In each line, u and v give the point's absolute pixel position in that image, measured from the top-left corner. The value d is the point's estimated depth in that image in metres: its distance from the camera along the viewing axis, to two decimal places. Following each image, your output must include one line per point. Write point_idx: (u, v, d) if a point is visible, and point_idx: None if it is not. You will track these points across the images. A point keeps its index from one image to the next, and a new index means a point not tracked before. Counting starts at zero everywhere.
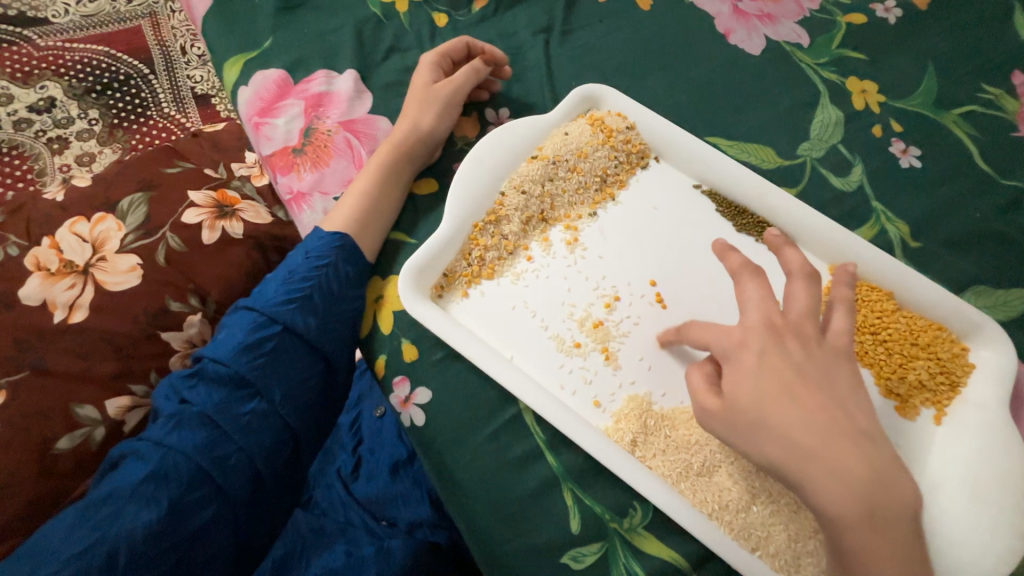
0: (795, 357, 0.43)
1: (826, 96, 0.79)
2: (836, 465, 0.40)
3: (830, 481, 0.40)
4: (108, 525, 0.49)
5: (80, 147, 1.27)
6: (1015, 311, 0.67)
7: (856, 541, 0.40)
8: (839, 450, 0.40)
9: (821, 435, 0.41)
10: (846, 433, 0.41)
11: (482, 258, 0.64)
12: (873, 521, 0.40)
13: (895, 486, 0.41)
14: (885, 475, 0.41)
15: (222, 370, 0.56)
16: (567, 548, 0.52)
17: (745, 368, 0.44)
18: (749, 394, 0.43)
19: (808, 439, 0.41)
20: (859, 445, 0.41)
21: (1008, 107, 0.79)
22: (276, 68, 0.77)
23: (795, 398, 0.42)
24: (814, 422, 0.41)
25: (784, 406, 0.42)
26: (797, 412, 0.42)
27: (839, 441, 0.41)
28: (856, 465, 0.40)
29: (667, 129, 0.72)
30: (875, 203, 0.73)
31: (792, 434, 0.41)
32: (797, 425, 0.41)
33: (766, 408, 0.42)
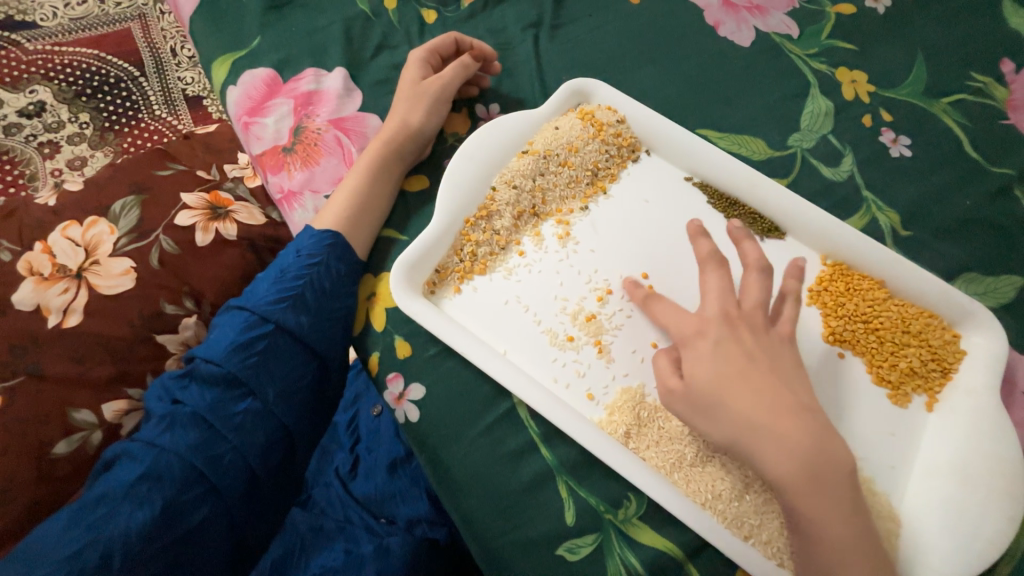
0: (747, 345, 0.48)
1: (816, 87, 0.80)
2: (781, 435, 0.44)
3: (777, 450, 0.43)
4: (102, 526, 0.49)
5: (71, 151, 1.27)
6: (1004, 297, 0.68)
7: (805, 506, 0.43)
8: (788, 424, 0.44)
9: (767, 411, 0.44)
10: (793, 408, 0.45)
11: (474, 254, 0.64)
12: (822, 489, 0.43)
13: (842, 458, 0.44)
14: (832, 447, 0.44)
15: (213, 370, 0.56)
16: (562, 541, 0.52)
17: (701, 353, 0.48)
18: (703, 377, 0.47)
19: (759, 415, 0.45)
20: (802, 417, 0.45)
21: (998, 95, 0.79)
22: (265, 67, 0.77)
23: (745, 377, 0.46)
24: (762, 399, 0.45)
25: (737, 385, 0.46)
26: (749, 392, 0.45)
27: (787, 417, 0.44)
28: (803, 439, 0.43)
29: (658, 122, 0.72)
30: (866, 193, 0.74)
31: (744, 412, 0.45)
32: (746, 404, 0.45)
33: (719, 390, 0.46)
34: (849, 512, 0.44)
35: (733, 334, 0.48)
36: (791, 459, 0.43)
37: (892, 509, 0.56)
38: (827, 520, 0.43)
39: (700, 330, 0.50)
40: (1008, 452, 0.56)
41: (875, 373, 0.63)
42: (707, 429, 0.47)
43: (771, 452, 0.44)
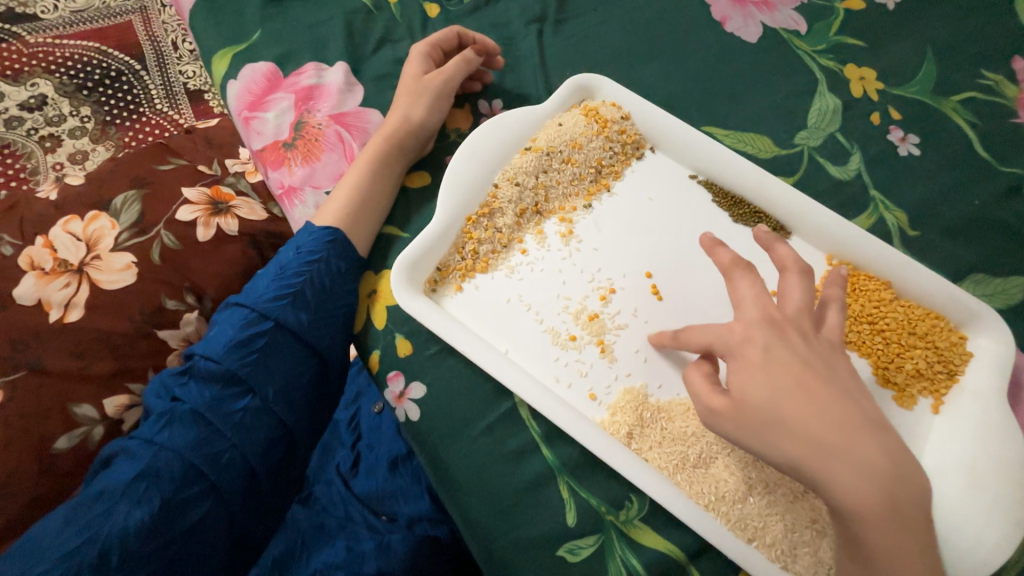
0: (799, 350, 0.42)
1: (823, 84, 0.78)
2: (850, 455, 0.38)
3: (845, 472, 0.38)
4: (100, 524, 0.49)
5: (72, 145, 1.26)
6: (1013, 299, 0.67)
7: (875, 533, 0.38)
8: (857, 442, 0.39)
9: (838, 429, 0.39)
10: (861, 423, 0.40)
11: (476, 252, 0.63)
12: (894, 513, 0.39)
13: (912, 477, 0.40)
14: (903, 465, 0.39)
15: (212, 368, 0.55)
16: (562, 541, 0.52)
17: (753, 365, 0.42)
18: (763, 389, 0.41)
19: (825, 433, 0.39)
20: (873, 434, 0.39)
21: (1008, 93, 0.78)
22: (266, 61, 0.76)
23: (806, 391, 0.40)
24: (826, 414, 0.40)
25: (797, 398, 0.40)
26: (818, 409, 0.40)
27: (857, 434, 0.39)
28: (879, 461, 0.38)
29: (662, 119, 0.71)
30: (873, 192, 0.73)
31: (808, 430, 0.39)
32: (815, 422, 0.39)
33: (783, 406, 0.40)
34: (923, 543, 0.39)
35: (781, 337, 0.42)
36: (866, 485, 0.38)
37: None
38: (900, 551, 0.38)
39: (747, 336, 0.43)
40: (1017, 455, 0.54)
41: (880, 375, 0.62)
42: (772, 452, 0.41)
43: (843, 477, 0.38)
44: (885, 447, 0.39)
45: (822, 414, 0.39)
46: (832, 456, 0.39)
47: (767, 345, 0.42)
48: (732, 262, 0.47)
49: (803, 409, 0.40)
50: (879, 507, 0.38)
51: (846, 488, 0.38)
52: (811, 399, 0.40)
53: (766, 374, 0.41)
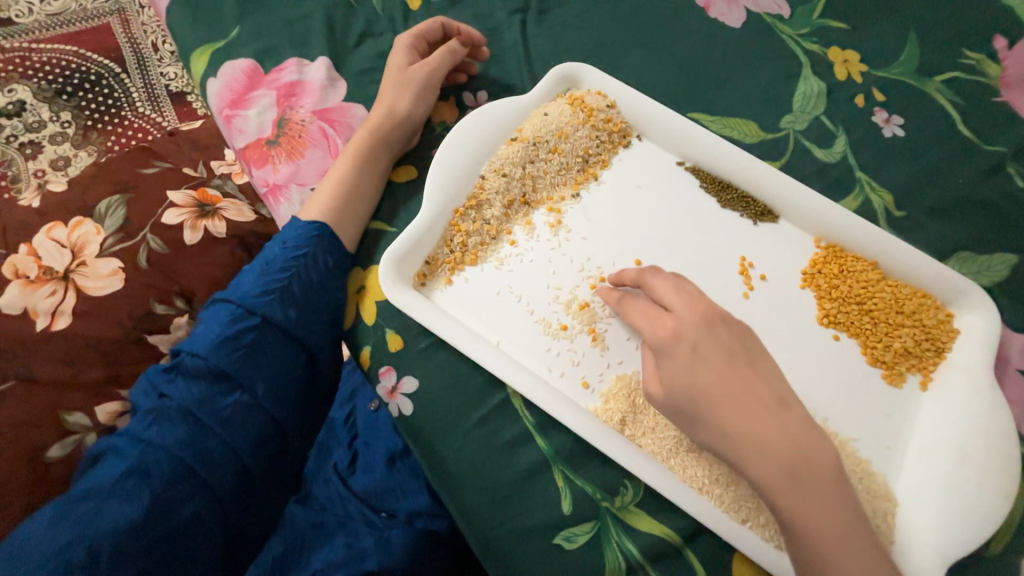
0: (721, 340, 0.47)
1: (808, 68, 0.79)
2: (758, 437, 0.43)
3: (754, 453, 0.43)
4: (88, 523, 0.48)
5: (53, 152, 1.24)
6: (998, 276, 0.68)
7: (788, 505, 0.42)
8: (763, 423, 0.43)
9: (745, 413, 0.44)
10: (765, 404, 0.44)
11: (465, 244, 0.63)
12: (804, 488, 0.42)
13: (825, 457, 0.43)
14: (814, 446, 0.43)
15: (199, 364, 0.55)
16: (559, 529, 0.52)
17: (675, 357, 0.48)
18: (681, 377, 0.47)
19: (734, 420, 0.44)
20: (777, 415, 0.44)
21: (990, 72, 0.78)
22: (246, 58, 0.75)
23: (723, 379, 0.45)
24: (736, 403, 0.44)
25: (711, 385, 0.45)
26: (730, 398, 0.44)
27: (764, 415, 0.44)
28: (779, 440, 0.43)
29: (648, 106, 0.71)
30: (859, 173, 0.73)
31: (720, 415, 0.45)
32: (728, 411, 0.44)
33: (695, 392, 0.46)
34: (847, 518, 0.41)
35: (711, 332, 0.47)
36: (772, 462, 0.42)
37: (887, 488, 0.57)
38: (819, 524, 0.41)
39: (677, 336, 0.48)
40: (1002, 429, 0.56)
41: (869, 354, 0.62)
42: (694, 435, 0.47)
43: (749, 456, 0.43)
44: (791, 429, 0.43)
45: (731, 403, 0.44)
46: (742, 440, 0.43)
47: (696, 343, 0.47)
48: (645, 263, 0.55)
49: (718, 399, 0.45)
50: (785, 483, 0.42)
51: (753, 466, 0.43)
52: (726, 389, 0.45)
53: (688, 370, 0.46)
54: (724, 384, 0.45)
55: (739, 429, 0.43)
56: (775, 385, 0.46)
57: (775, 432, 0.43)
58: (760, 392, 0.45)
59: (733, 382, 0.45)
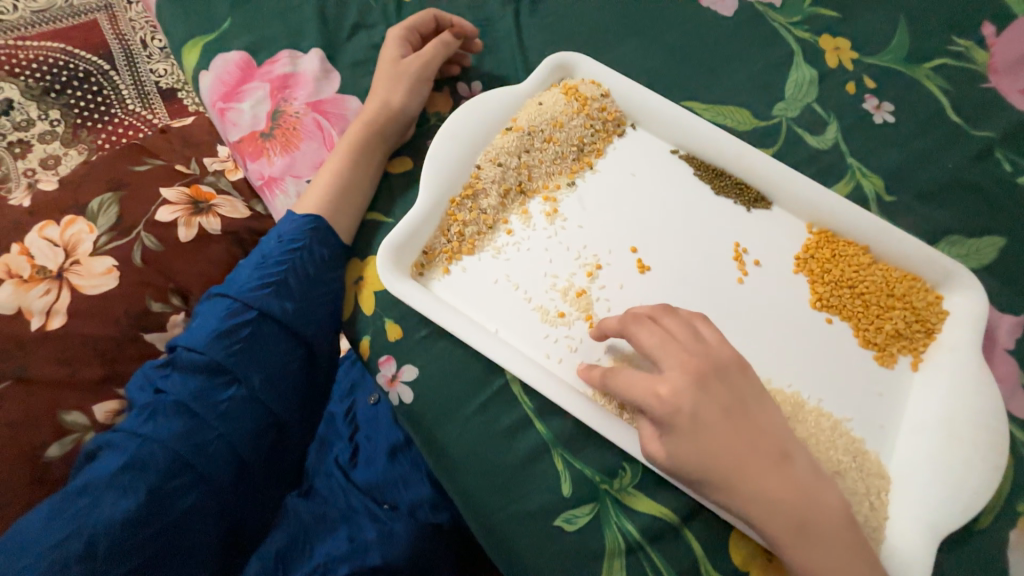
0: (719, 402, 0.46)
1: (799, 56, 0.79)
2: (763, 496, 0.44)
3: (759, 509, 0.44)
4: (85, 516, 0.49)
5: (43, 150, 1.23)
6: (986, 258, 0.69)
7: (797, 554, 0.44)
8: (769, 484, 0.44)
9: (756, 476, 0.44)
10: (771, 464, 0.45)
11: (462, 234, 0.63)
12: (810, 536, 0.44)
13: (827, 508, 0.45)
14: (816, 496, 0.45)
15: (195, 359, 0.55)
16: (559, 512, 0.53)
17: (680, 432, 0.45)
18: (690, 451, 0.45)
19: (741, 482, 0.44)
20: (782, 473, 0.45)
21: (979, 58, 0.79)
22: (238, 51, 0.74)
23: (727, 448, 0.45)
24: (743, 466, 0.44)
25: (717, 456, 0.44)
26: (741, 464, 0.44)
27: (770, 477, 0.45)
28: (786, 497, 0.44)
29: (642, 95, 0.71)
30: (850, 160, 0.74)
31: (730, 482, 0.44)
32: (737, 476, 0.44)
33: (703, 466, 0.44)
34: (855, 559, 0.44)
35: (706, 393, 0.45)
36: (783, 517, 0.44)
37: (880, 466, 0.58)
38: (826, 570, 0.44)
39: (676, 405, 0.45)
40: (990, 406, 0.57)
41: (861, 336, 0.64)
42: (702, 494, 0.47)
43: (759, 511, 0.44)
44: (795, 482, 0.45)
45: (743, 466, 0.44)
46: (755, 500, 0.44)
47: (693, 410, 0.45)
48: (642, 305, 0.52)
49: (730, 467, 0.44)
50: (794, 534, 0.44)
51: (765, 520, 0.45)
52: (734, 458, 0.44)
53: (693, 443, 0.45)
54: (734, 453, 0.44)
55: (754, 492, 0.44)
56: (774, 437, 0.46)
57: (783, 490, 0.44)
58: (763, 448, 0.46)
59: (739, 448, 0.45)
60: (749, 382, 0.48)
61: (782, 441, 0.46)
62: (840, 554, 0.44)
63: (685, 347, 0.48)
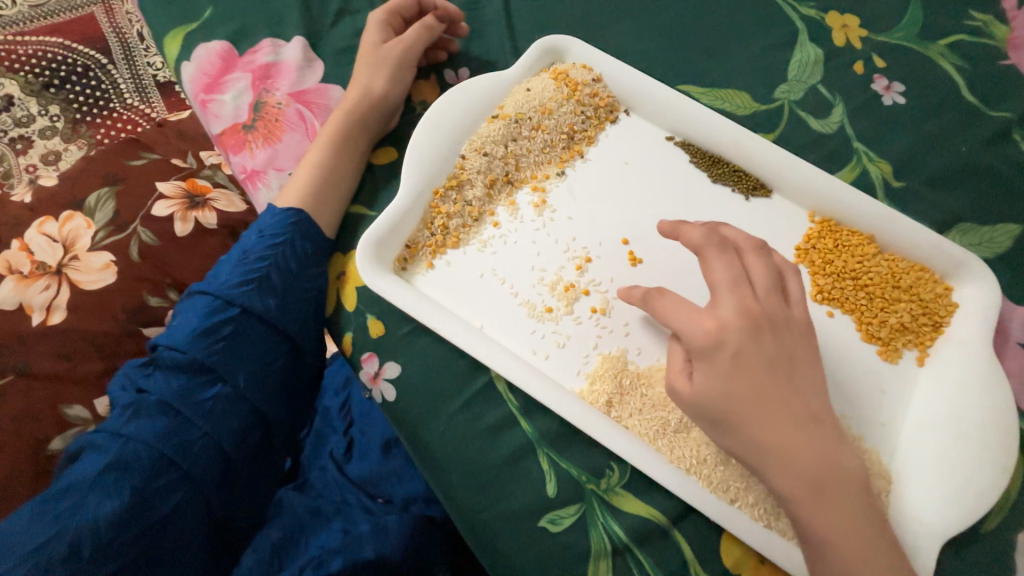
0: (767, 350, 0.46)
1: (804, 34, 0.75)
2: (788, 452, 0.44)
3: (782, 466, 0.44)
4: (70, 517, 0.49)
5: (44, 146, 1.23)
6: (999, 247, 0.65)
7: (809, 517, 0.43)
8: (798, 441, 0.44)
9: (777, 427, 0.45)
10: (799, 421, 0.45)
11: (446, 227, 0.62)
12: (826, 498, 0.44)
13: (850, 471, 0.45)
14: (841, 458, 0.45)
15: (177, 357, 0.54)
16: (544, 512, 0.52)
17: (720, 368, 0.46)
18: (722, 395, 0.45)
19: (767, 435, 0.45)
20: (807, 431, 0.45)
21: (998, 34, 0.75)
22: (219, 40, 0.72)
23: (766, 398, 0.45)
24: (772, 418, 0.45)
25: (750, 404, 0.45)
26: (769, 411, 0.45)
27: (799, 435, 0.45)
28: (808, 456, 0.44)
29: (635, 79, 0.68)
30: (856, 144, 0.70)
31: (758, 430, 0.45)
32: (763, 426, 0.45)
33: (733, 409, 0.45)
34: (870, 524, 0.44)
35: (757, 339, 0.46)
36: (797, 473, 0.44)
37: (882, 467, 0.56)
38: (839, 532, 0.43)
39: (720, 339, 0.46)
40: (1000, 403, 0.55)
41: (864, 330, 0.61)
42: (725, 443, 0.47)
43: (774, 464, 0.45)
44: (815, 442, 0.45)
45: (767, 414, 0.45)
46: (773, 450, 0.44)
47: (739, 347, 0.46)
48: (702, 240, 0.51)
49: (756, 410, 0.45)
50: (808, 494, 0.44)
51: (778, 475, 0.44)
52: (762, 405, 0.45)
53: (727, 375, 0.45)
54: (767, 399, 0.45)
55: (773, 443, 0.44)
56: (807, 400, 0.47)
57: (804, 445, 0.44)
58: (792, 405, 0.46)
59: (769, 398, 0.46)
60: (808, 347, 0.49)
61: (814, 406, 0.46)
62: (850, 519, 0.43)
63: (752, 295, 0.48)
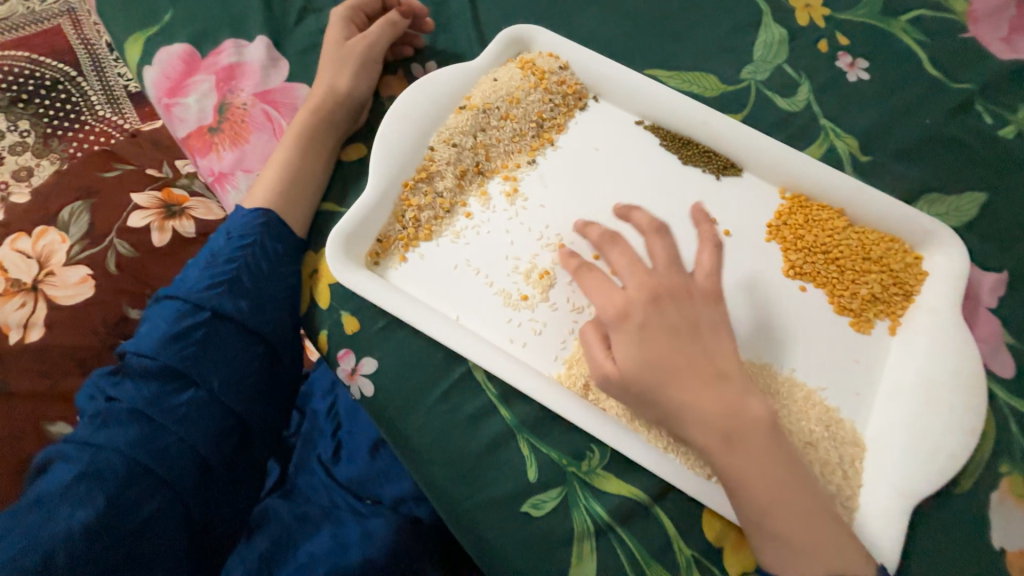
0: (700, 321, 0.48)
1: (768, 15, 0.76)
2: (694, 407, 0.45)
3: (691, 420, 0.45)
4: (41, 528, 0.47)
5: (15, 162, 1.21)
6: (966, 215, 0.66)
7: (723, 464, 0.45)
8: (701, 394, 0.45)
9: (687, 387, 0.45)
10: (705, 377, 0.46)
11: (417, 219, 0.61)
12: (738, 445, 0.44)
13: (755, 418, 0.45)
14: (745, 406, 0.45)
15: (147, 364, 0.53)
16: (527, 497, 0.52)
17: (626, 334, 0.47)
18: (631, 357, 0.47)
19: (673, 390, 0.45)
20: (713, 384, 0.45)
21: (957, 8, 0.76)
22: (181, 43, 0.71)
23: (680, 359, 0.46)
24: (680, 376, 0.46)
25: (663, 365, 0.46)
26: (679, 371, 0.46)
27: (703, 387, 0.45)
28: (714, 407, 0.45)
29: (602, 65, 0.69)
30: (823, 121, 0.71)
31: (666, 390, 0.46)
32: (672, 383, 0.46)
33: (648, 372, 0.46)
34: (777, 466, 0.44)
35: (657, 311, 0.48)
36: (706, 427, 0.45)
37: (855, 434, 0.57)
38: (751, 476, 0.44)
39: (625, 311, 0.48)
40: (967, 367, 0.56)
41: (836, 302, 0.62)
42: (642, 406, 0.48)
43: (688, 422, 0.45)
44: (724, 395, 0.45)
45: (676, 373, 0.46)
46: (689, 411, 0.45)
47: (643, 320, 0.47)
48: (601, 236, 0.53)
49: (667, 372, 0.46)
50: (720, 445, 0.44)
51: (690, 430, 0.45)
52: (668, 364, 0.46)
53: (642, 345, 0.46)
54: (682, 363, 0.46)
55: (680, 398, 0.45)
56: (717, 358, 0.47)
57: (710, 399, 0.45)
58: (699, 362, 0.46)
59: (677, 356, 0.46)
60: None
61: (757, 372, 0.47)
62: (765, 463, 0.44)
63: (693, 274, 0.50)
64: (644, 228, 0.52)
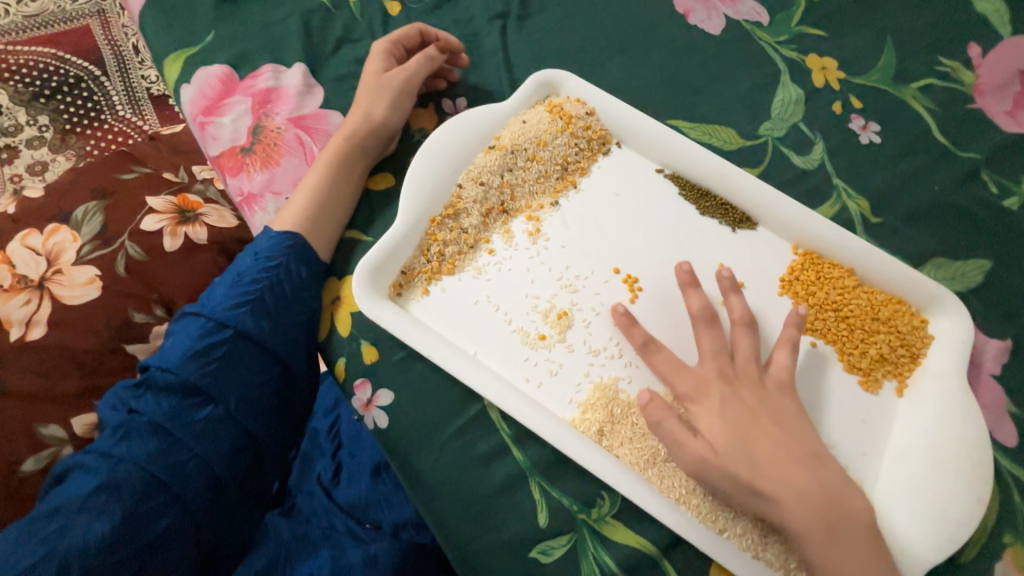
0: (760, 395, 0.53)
1: (786, 75, 0.79)
2: (793, 486, 0.48)
3: (793, 500, 0.47)
4: (58, 538, 0.48)
5: (31, 156, 1.22)
6: (972, 281, 0.68)
7: (813, 545, 0.47)
8: (796, 473, 0.48)
9: (784, 466, 0.49)
10: (797, 457, 0.49)
11: (442, 253, 0.63)
12: (831, 529, 0.47)
13: (845, 502, 0.48)
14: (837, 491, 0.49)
15: (170, 379, 0.54)
16: (535, 542, 0.52)
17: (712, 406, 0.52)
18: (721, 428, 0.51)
19: (764, 466, 0.49)
20: (808, 465, 0.49)
21: (965, 79, 0.79)
22: (220, 64, 0.73)
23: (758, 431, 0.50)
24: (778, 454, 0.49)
25: (753, 438, 0.50)
26: (772, 450, 0.49)
27: (797, 467, 0.49)
28: (810, 486, 0.48)
29: (627, 114, 0.71)
30: (836, 180, 0.73)
31: (760, 466, 0.49)
32: (752, 455, 0.49)
33: (740, 443, 0.50)
34: (868, 555, 0.47)
35: (734, 393, 0.53)
36: (808, 510, 0.47)
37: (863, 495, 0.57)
38: (840, 559, 0.46)
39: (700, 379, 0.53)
40: (975, 435, 0.57)
41: (846, 361, 0.63)
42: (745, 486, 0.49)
43: (786, 505, 0.48)
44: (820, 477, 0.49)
45: (769, 450, 0.49)
46: (797, 496, 0.47)
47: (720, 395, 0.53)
48: (700, 309, 0.57)
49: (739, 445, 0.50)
50: (820, 529, 0.47)
51: (790, 511, 0.47)
52: (752, 439, 0.50)
53: (723, 418, 0.51)
54: (770, 444, 0.50)
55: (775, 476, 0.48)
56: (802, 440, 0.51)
57: (811, 481, 0.48)
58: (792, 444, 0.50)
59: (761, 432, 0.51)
60: None
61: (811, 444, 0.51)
62: (857, 552, 0.47)
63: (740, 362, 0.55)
64: (735, 317, 0.57)
